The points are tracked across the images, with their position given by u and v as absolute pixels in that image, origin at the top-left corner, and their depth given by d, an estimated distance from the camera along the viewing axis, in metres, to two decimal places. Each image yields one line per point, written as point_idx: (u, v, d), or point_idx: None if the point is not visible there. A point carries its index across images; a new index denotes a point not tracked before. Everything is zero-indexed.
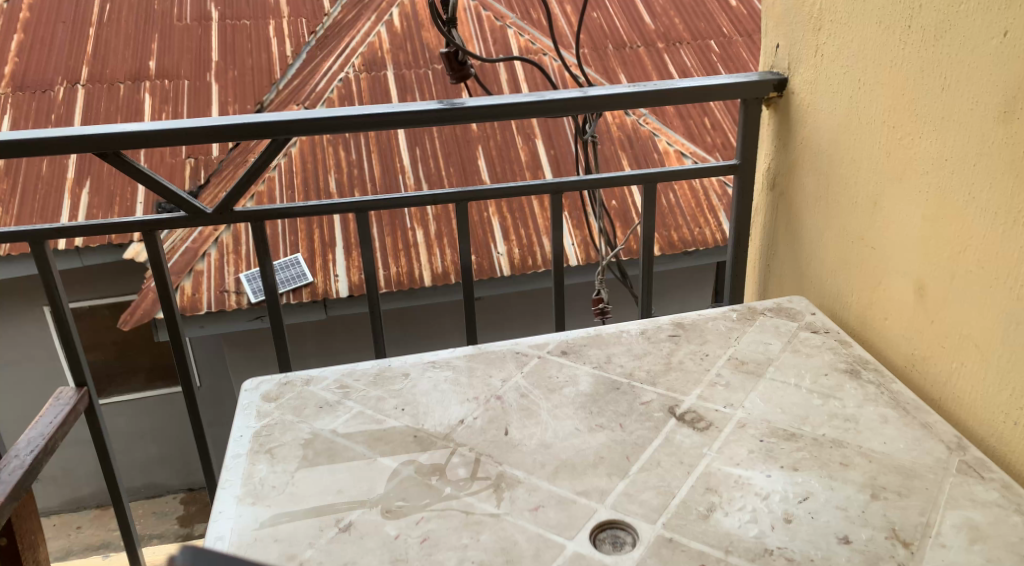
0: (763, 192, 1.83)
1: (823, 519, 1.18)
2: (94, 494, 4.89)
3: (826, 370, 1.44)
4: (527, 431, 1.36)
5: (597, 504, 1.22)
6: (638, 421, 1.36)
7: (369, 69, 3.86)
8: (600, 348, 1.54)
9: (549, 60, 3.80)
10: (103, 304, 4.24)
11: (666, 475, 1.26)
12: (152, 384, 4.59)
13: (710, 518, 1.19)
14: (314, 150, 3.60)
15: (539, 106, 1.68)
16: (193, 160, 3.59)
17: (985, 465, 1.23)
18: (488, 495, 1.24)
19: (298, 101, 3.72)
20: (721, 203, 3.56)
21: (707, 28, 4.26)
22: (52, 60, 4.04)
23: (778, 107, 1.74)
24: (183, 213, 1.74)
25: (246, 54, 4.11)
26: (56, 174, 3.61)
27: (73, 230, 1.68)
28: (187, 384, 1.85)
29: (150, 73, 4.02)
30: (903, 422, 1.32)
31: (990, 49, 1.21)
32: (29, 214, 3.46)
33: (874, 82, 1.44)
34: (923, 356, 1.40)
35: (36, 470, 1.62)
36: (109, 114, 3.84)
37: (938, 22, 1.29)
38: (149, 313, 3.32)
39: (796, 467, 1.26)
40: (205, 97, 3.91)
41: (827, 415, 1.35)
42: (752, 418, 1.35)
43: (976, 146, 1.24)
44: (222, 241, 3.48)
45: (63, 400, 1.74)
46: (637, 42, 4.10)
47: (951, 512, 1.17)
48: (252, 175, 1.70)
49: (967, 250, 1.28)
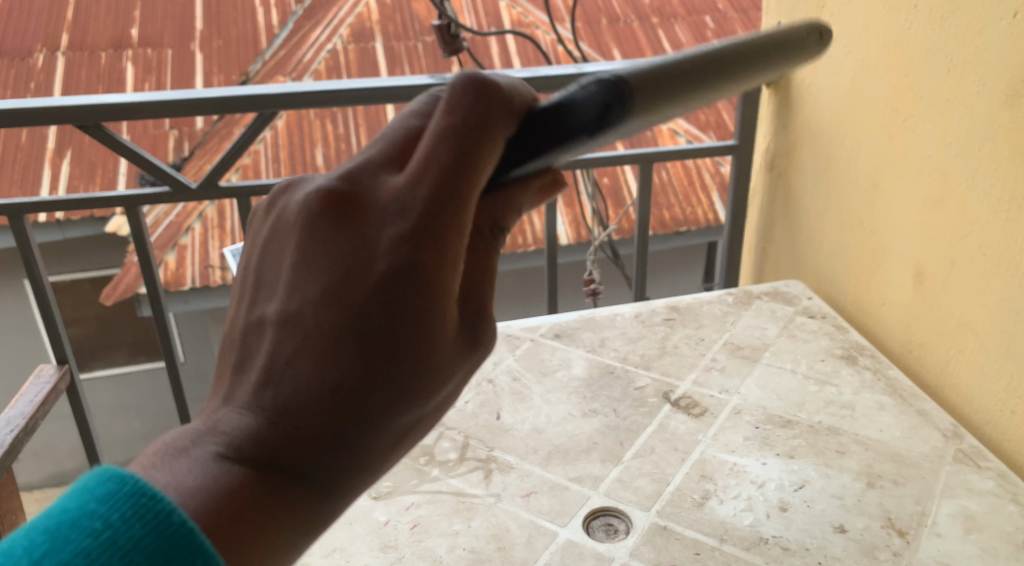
0: (761, 173, 1.81)
1: (818, 507, 1.16)
2: (78, 468, 4.60)
3: (823, 356, 1.43)
4: (520, 416, 1.34)
5: (591, 491, 1.20)
6: (631, 407, 1.35)
7: (357, 40, 3.80)
8: (593, 332, 1.53)
9: (541, 33, 3.72)
10: (84, 278, 4.02)
11: (660, 461, 1.24)
12: (135, 359, 4.42)
13: (704, 506, 1.17)
14: (302, 124, 3.55)
15: (534, 83, 1.64)
16: (177, 131, 3.53)
17: (982, 454, 1.22)
18: (478, 480, 1.23)
19: (285, 72, 3.67)
20: (714, 181, 3.53)
21: (704, 3, 4.07)
22: (31, 26, 3.94)
23: (778, 87, 1.71)
24: (168, 188, 1.69)
25: (231, 23, 4.01)
26: (36, 144, 3.54)
27: (54, 205, 1.64)
28: (171, 362, 1.84)
29: (133, 41, 3.93)
30: (900, 409, 1.31)
31: (998, 30, 1.18)
32: (8, 185, 3.40)
33: (876, 58, 1.41)
34: (919, 343, 1.39)
35: (18, 448, 1.60)
36: (90, 84, 3.76)
37: (945, 2, 1.27)
38: (133, 287, 3.27)
39: (792, 455, 1.24)
40: (189, 66, 3.83)
41: (824, 402, 1.33)
42: (748, 404, 1.34)
43: (980, 131, 1.22)
44: (206, 216, 3.39)
45: (43, 378, 1.76)
46: (631, 17, 3.99)
47: (947, 501, 1.16)
48: (239, 149, 1.66)
49: (968, 235, 1.26)
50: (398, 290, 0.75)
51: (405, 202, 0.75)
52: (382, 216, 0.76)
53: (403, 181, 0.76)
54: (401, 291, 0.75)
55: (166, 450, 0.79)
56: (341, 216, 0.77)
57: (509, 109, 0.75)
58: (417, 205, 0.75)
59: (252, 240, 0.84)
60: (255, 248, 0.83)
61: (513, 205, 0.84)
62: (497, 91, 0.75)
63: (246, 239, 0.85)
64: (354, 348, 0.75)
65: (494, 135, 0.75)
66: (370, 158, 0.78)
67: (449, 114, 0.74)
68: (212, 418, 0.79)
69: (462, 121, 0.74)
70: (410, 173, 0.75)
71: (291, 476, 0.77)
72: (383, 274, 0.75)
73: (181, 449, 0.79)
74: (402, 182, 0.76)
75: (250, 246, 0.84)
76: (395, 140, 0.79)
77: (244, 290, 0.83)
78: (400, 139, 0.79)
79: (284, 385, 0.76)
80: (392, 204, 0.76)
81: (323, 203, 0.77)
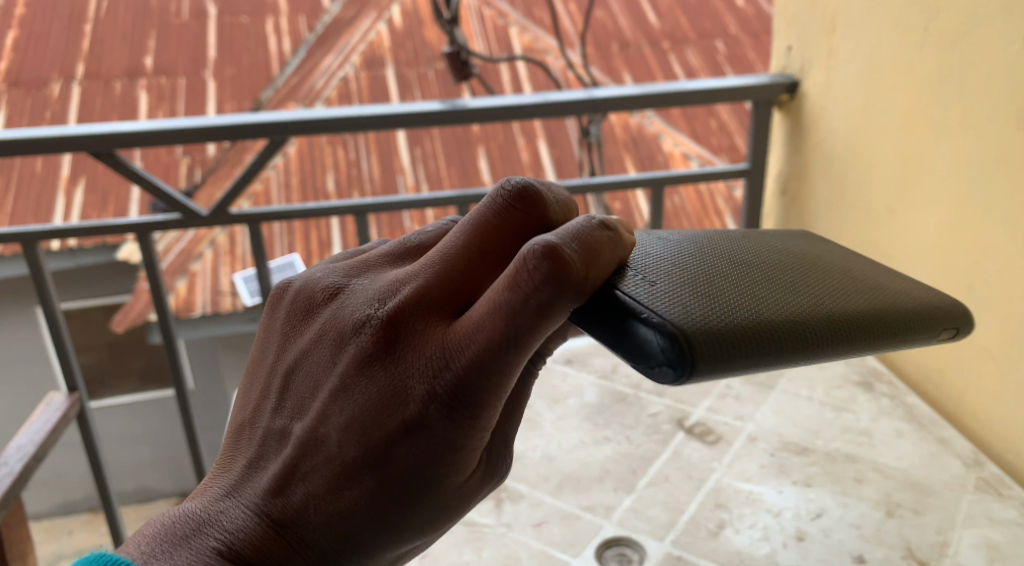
0: (774, 197, 1.80)
1: (836, 537, 1.14)
2: (87, 497, 4.57)
3: (839, 383, 1.41)
4: (530, 443, 1.33)
5: (603, 520, 1.18)
6: (644, 434, 1.33)
7: (368, 67, 3.82)
8: (605, 358, 1.51)
9: (552, 59, 3.73)
10: (96, 305, 4.02)
11: (674, 490, 1.22)
12: (146, 387, 4.41)
13: (719, 536, 1.15)
14: (313, 150, 3.56)
15: (544, 108, 1.64)
16: (189, 158, 3.54)
17: (1004, 483, 1.20)
18: (489, 509, 1.21)
19: (297, 99, 3.68)
20: (727, 206, 3.52)
21: (714, 27, 4.09)
22: (48, 56, 3.98)
23: (790, 110, 1.70)
24: (178, 215, 1.69)
25: (244, 51, 4.03)
26: (51, 172, 3.56)
27: (66, 232, 1.64)
28: (180, 390, 1.83)
29: (147, 70, 3.97)
30: (918, 436, 1.29)
31: (1010, 54, 1.17)
32: (23, 213, 3.42)
33: (887, 85, 1.41)
34: (936, 369, 1.36)
35: (26, 476, 1.60)
36: (105, 112, 3.79)
37: (955, 26, 1.26)
38: (143, 314, 3.28)
39: (808, 483, 1.22)
40: (202, 94, 3.85)
41: (841, 429, 1.31)
42: (763, 432, 1.32)
43: (994, 156, 1.21)
44: (218, 242, 3.41)
45: (54, 405, 1.75)
46: (642, 41, 3.99)
47: (969, 531, 1.13)
48: (249, 176, 1.66)
49: (984, 260, 1.25)
50: (418, 433, 0.80)
51: (446, 358, 0.79)
52: (423, 360, 0.80)
53: (454, 329, 0.79)
54: (421, 438, 0.80)
55: (167, 538, 0.86)
56: (381, 350, 0.81)
57: (578, 288, 0.76)
58: (454, 364, 0.78)
59: (287, 339, 0.89)
60: (292, 349, 0.88)
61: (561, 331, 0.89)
62: (568, 276, 0.75)
63: (282, 333, 0.89)
64: (369, 481, 0.81)
65: (553, 321, 0.76)
66: (418, 291, 0.81)
67: (512, 290, 0.75)
68: (216, 507, 0.86)
69: (521, 294, 0.75)
70: (458, 328, 0.78)
71: None
72: (412, 419, 0.80)
73: (182, 537, 0.85)
74: (449, 334, 0.79)
75: (286, 343, 0.89)
76: (445, 274, 0.82)
77: (272, 391, 0.88)
78: (445, 274, 0.82)
79: (300, 498, 0.83)
80: (434, 354, 0.79)
81: (367, 338, 0.82)
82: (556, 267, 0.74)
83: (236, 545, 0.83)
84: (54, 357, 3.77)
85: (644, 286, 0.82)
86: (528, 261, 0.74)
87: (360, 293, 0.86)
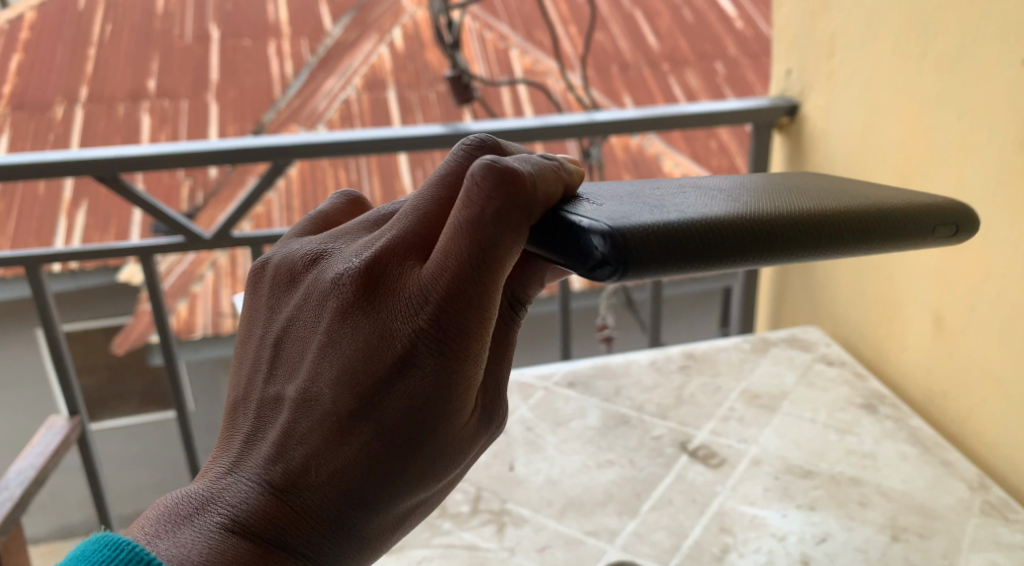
0: None
1: (842, 561, 1.13)
2: (85, 521, 4.54)
3: (843, 405, 1.40)
4: (534, 467, 1.32)
5: (607, 545, 1.18)
6: (648, 457, 1.32)
7: (370, 89, 3.84)
8: (608, 380, 1.51)
9: (553, 81, 3.73)
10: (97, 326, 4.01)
11: (678, 514, 1.21)
12: (147, 409, 4.39)
13: (724, 560, 1.14)
14: (315, 171, 3.58)
15: (545, 131, 1.64)
16: (191, 181, 3.55)
17: (1009, 507, 1.19)
18: (491, 534, 1.21)
19: (298, 121, 3.70)
20: None
21: (713, 49, 4.10)
22: (52, 79, 4.00)
23: (790, 133, 1.71)
24: (181, 238, 1.69)
25: (247, 74, 4.05)
26: (53, 194, 3.57)
27: (68, 255, 1.64)
28: (181, 414, 1.82)
29: (150, 93, 3.98)
30: (923, 459, 1.28)
31: (1008, 77, 1.18)
32: (25, 236, 3.43)
33: (886, 107, 1.41)
34: (941, 391, 1.36)
35: (26, 501, 1.59)
36: (107, 134, 3.79)
37: (953, 49, 1.27)
38: (144, 336, 3.27)
39: (813, 507, 1.21)
40: (204, 116, 3.86)
41: (844, 451, 1.31)
42: (767, 455, 1.31)
43: (994, 177, 1.21)
44: (219, 263, 3.40)
45: (54, 429, 1.75)
46: (642, 64, 4.00)
47: (975, 555, 1.12)
48: (251, 199, 1.66)
49: (987, 282, 1.25)
50: (408, 372, 0.82)
51: (426, 293, 0.81)
52: (405, 301, 0.82)
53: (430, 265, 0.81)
54: (412, 377, 0.82)
55: (168, 519, 0.86)
56: (365, 297, 0.84)
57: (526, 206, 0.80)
58: (434, 294, 0.80)
59: (273, 309, 0.91)
60: (281, 315, 0.90)
61: (536, 275, 0.89)
62: (520, 189, 0.80)
63: (269, 303, 0.92)
64: (367, 429, 0.82)
65: (514, 229, 0.80)
66: (396, 240, 0.84)
67: (468, 207, 0.79)
68: (219, 484, 0.86)
69: (481, 205, 0.79)
70: (431, 262, 0.81)
71: (288, 546, 0.83)
72: (403, 358, 0.81)
73: (186, 516, 0.86)
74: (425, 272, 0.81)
75: (273, 313, 0.91)
76: (419, 222, 0.85)
77: (263, 360, 0.90)
78: (423, 221, 0.85)
79: (301, 454, 0.84)
80: (413, 293, 0.82)
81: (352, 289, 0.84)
82: (506, 177, 0.79)
83: (239, 517, 0.84)
84: (54, 379, 3.76)
85: (591, 206, 0.84)
86: (476, 178, 0.79)
87: (341, 254, 0.89)
